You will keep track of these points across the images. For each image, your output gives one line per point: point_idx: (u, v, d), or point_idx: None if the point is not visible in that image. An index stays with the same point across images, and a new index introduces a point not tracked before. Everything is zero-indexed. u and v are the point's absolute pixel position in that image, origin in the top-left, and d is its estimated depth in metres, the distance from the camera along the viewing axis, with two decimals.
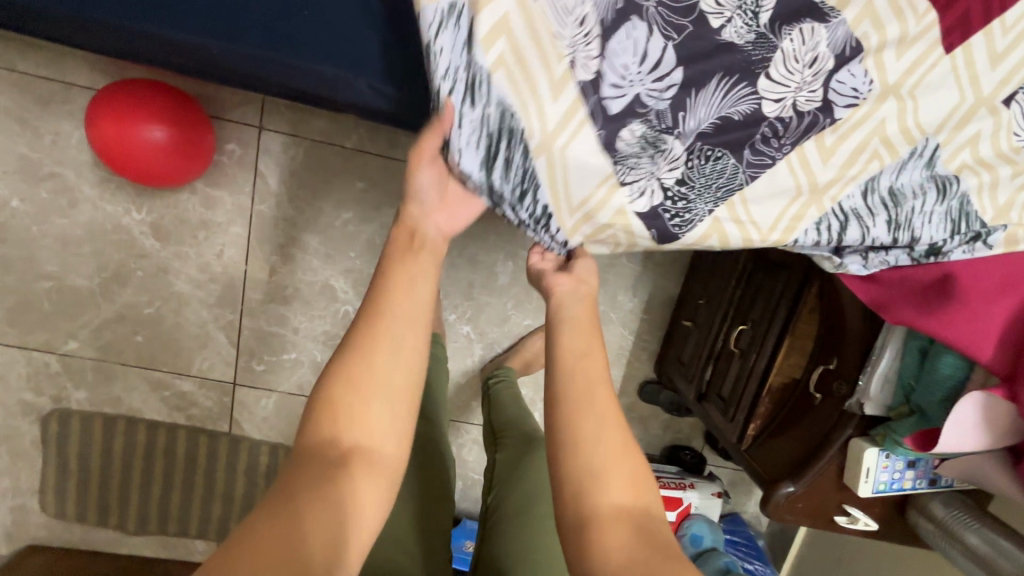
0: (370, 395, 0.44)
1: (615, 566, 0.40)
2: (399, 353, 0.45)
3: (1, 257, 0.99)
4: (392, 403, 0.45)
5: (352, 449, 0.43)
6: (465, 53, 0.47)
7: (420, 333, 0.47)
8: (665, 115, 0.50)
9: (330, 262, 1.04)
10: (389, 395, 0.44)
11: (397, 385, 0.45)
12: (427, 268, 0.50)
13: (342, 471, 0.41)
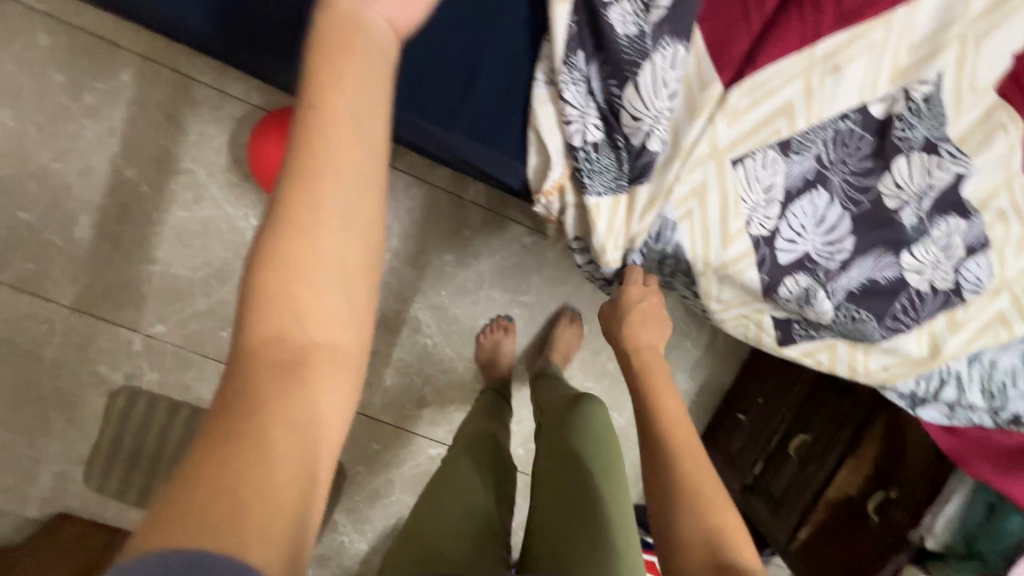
0: (314, 276, 0.34)
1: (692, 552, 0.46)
2: (334, 208, 0.35)
3: (116, 236, 1.04)
4: (338, 268, 0.35)
5: (305, 348, 0.34)
6: (659, 210, 0.57)
7: (368, 174, 0.36)
8: (829, 273, 0.59)
9: (422, 297, 1.11)
10: (338, 276, 0.35)
11: (344, 244, 0.35)
12: (373, 78, 0.37)
13: (294, 374, 0.33)
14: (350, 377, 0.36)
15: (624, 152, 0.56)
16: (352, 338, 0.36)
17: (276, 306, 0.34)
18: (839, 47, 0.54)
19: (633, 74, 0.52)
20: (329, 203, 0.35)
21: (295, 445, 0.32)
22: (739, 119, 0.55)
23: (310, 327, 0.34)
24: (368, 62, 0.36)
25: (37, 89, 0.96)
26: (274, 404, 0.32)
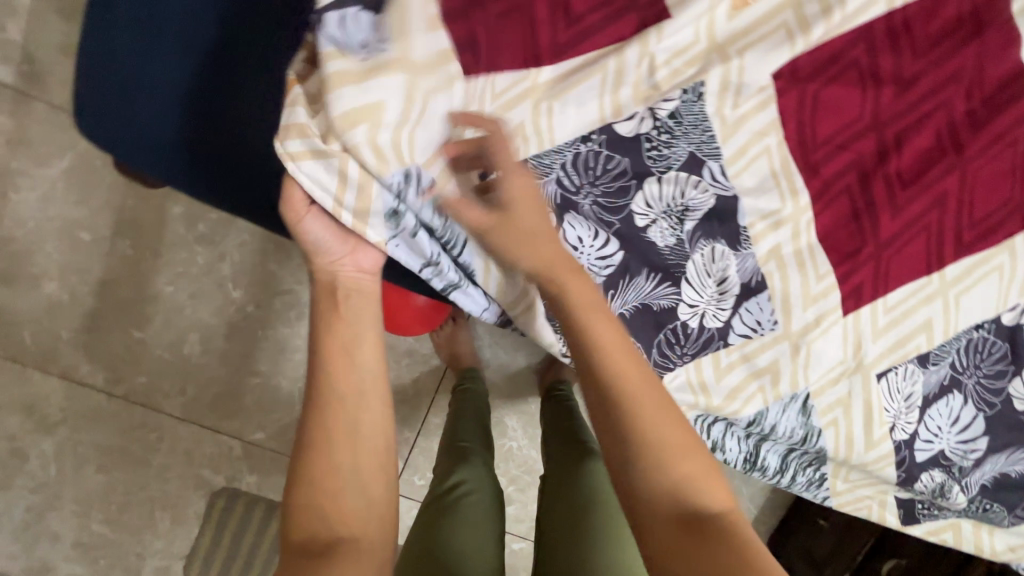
0: (338, 473, 0.47)
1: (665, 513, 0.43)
2: (362, 444, 0.49)
3: (222, 350, 1.08)
4: (362, 486, 0.47)
5: (337, 538, 0.44)
6: (801, 416, 0.60)
7: (367, 370, 0.51)
8: (963, 467, 0.62)
9: (508, 403, 1.15)
10: (355, 471, 0.47)
11: (370, 472, 0.48)
12: (354, 320, 0.52)
13: (327, 555, 0.43)
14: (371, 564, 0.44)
15: (686, 337, 0.58)
16: (372, 533, 0.46)
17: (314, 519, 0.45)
18: (963, 271, 0.58)
19: (681, 271, 0.56)
20: (356, 448, 0.48)
21: None
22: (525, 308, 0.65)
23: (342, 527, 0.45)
24: (347, 324, 0.52)
25: (157, 219, 1.02)
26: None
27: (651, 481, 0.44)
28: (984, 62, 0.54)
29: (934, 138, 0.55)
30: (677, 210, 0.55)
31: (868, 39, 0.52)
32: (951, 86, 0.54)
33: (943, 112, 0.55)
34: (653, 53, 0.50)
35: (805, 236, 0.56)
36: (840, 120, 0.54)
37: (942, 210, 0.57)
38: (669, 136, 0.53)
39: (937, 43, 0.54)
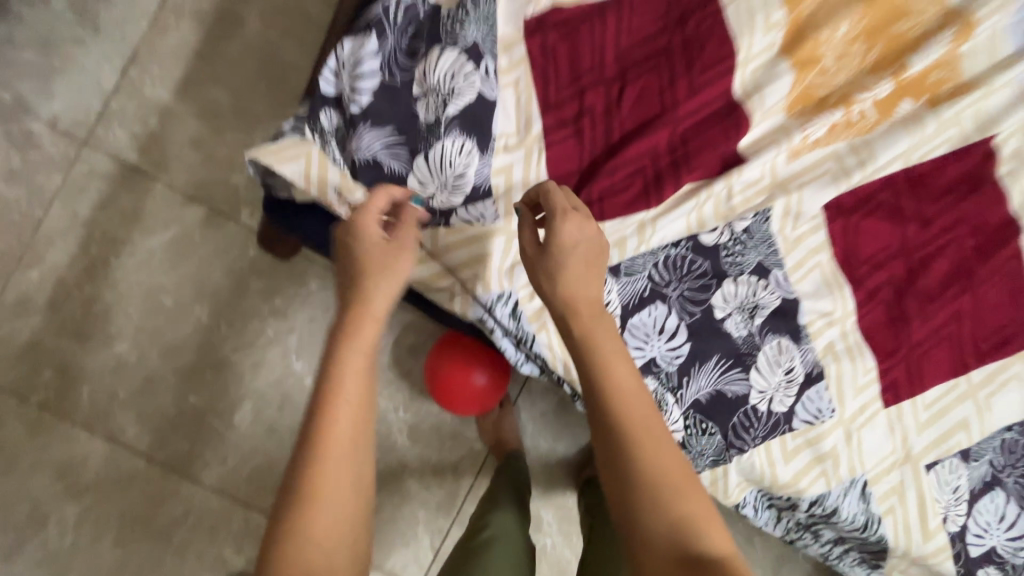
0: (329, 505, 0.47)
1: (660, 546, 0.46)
2: (337, 493, 0.48)
3: (273, 421, 1.11)
4: (345, 507, 0.48)
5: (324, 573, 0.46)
6: (862, 502, 0.65)
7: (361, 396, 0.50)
8: (1015, 566, 0.66)
9: (547, 495, 1.15)
10: (344, 503, 0.48)
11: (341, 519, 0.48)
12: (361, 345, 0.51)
13: None
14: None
15: (761, 421, 0.64)
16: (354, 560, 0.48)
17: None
18: (990, 378, 0.68)
19: (751, 360, 0.64)
20: (327, 496, 0.47)
21: None
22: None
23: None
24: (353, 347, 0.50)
25: (237, 292, 1.10)
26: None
27: (653, 522, 0.47)
28: (988, 208, 0.68)
29: (953, 263, 0.68)
30: (748, 306, 0.65)
31: (892, 185, 0.67)
32: (962, 224, 0.68)
33: (958, 244, 0.68)
34: (732, 187, 0.64)
35: (851, 335, 0.66)
36: (876, 245, 0.67)
37: (966, 324, 0.67)
38: (741, 247, 0.65)
39: (947, 192, 0.68)
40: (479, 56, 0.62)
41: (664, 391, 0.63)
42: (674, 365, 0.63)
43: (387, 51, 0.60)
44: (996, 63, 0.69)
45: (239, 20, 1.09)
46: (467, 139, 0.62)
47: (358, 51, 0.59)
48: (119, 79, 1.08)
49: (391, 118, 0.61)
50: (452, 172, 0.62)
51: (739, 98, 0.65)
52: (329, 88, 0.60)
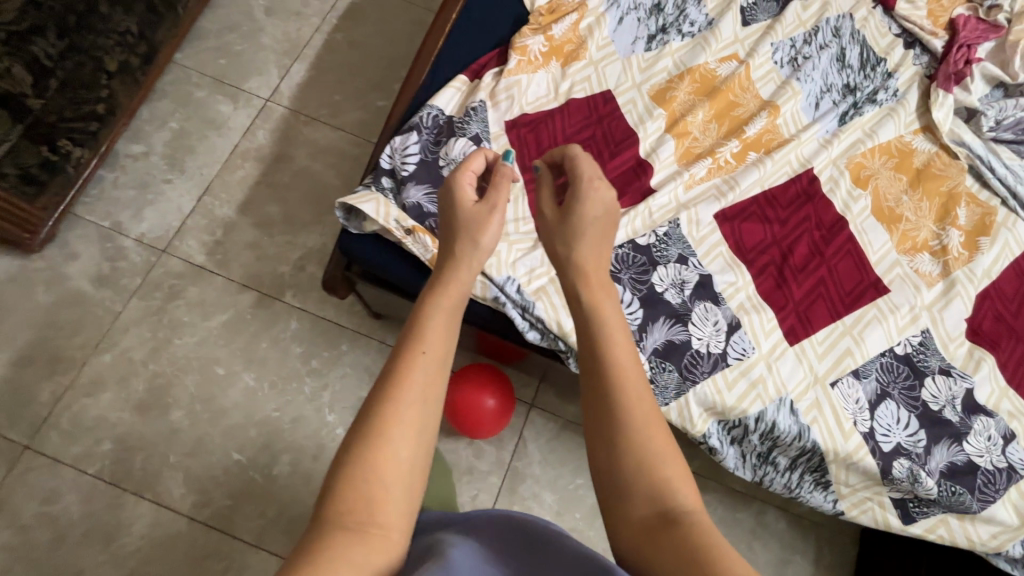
0: (396, 445, 0.57)
1: (641, 498, 0.57)
2: (405, 434, 0.57)
3: (308, 470, 1.24)
4: (411, 445, 0.57)
5: (376, 502, 0.55)
6: (792, 416, 0.87)
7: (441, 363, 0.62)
8: (921, 457, 0.87)
9: (559, 519, 1.26)
10: (410, 443, 0.57)
11: (401, 469, 0.56)
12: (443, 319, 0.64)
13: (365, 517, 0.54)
14: (395, 531, 0.55)
15: (703, 360, 0.88)
16: (403, 495, 0.56)
17: (358, 511, 0.54)
18: (857, 320, 0.95)
19: (688, 318, 0.91)
20: (398, 439, 0.57)
21: (371, 548, 0.52)
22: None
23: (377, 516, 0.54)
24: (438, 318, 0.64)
25: (280, 358, 1.31)
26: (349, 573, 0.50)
27: (638, 482, 0.57)
28: (821, 211, 1.03)
29: (809, 246, 0.99)
30: (678, 282, 0.93)
31: (755, 201, 1.01)
32: (807, 221, 1.01)
33: (808, 234, 1.00)
34: (651, 207, 0.97)
35: (752, 296, 0.94)
36: (755, 238, 0.99)
37: (828, 285, 0.97)
38: (665, 244, 0.95)
39: (791, 203, 1.02)
40: (480, 140, 0.95)
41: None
42: (635, 325, 0.89)
43: (422, 141, 0.93)
44: (802, 128, 1.09)
45: (289, 158, 1.48)
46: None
47: (405, 142, 0.92)
48: (196, 205, 1.41)
49: (427, 178, 0.91)
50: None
51: (644, 157, 1.01)
52: (386, 164, 0.92)
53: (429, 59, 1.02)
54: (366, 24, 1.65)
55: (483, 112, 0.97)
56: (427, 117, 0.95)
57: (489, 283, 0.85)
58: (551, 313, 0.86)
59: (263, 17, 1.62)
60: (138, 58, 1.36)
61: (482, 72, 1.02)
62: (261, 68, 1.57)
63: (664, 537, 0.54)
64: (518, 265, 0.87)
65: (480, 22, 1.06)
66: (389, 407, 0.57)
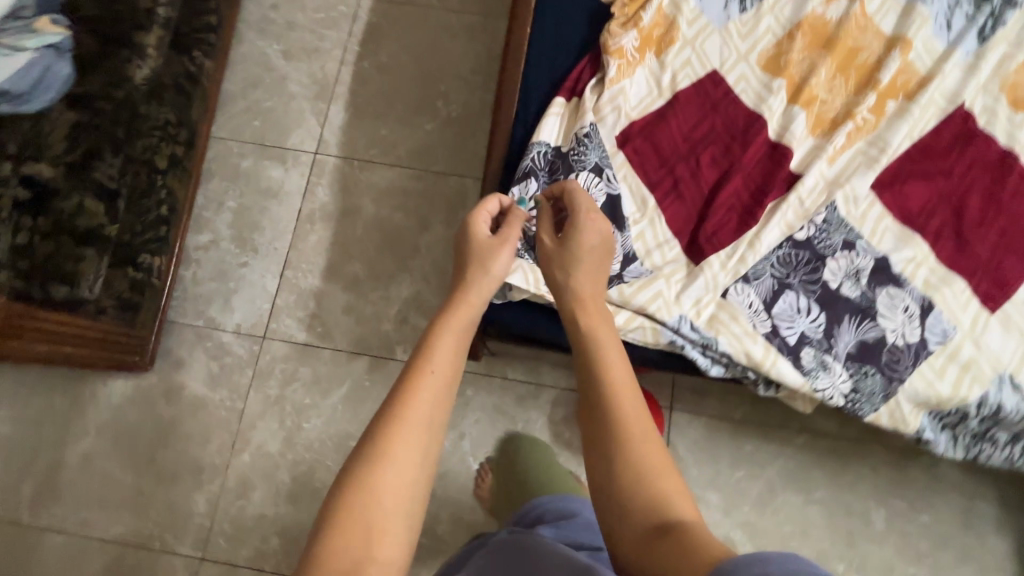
0: (401, 453, 0.61)
1: (639, 510, 0.57)
2: (410, 445, 0.61)
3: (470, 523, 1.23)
4: (417, 451, 0.61)
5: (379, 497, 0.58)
6: (1016, 393, 0.80)
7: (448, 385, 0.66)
8: None
9: (729, 516, 1.23)
10: (415, 453, 0.61)
11: (399, 489, 0.59)
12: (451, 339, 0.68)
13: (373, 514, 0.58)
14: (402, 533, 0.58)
15: (904, 353, 0.80)
16: (408, 497, 0.60)
17: (361, 533, 0.57)
18: None
19: (874, 311, 0.83)
20: (403, 449, 0.61)
21: (378, 542, 0.57)
22: (779, 375, 0.79)
23: (380, 542, 0.57)
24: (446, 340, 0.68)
25: None
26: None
27: (635, 495, 0.58)
28: (987, 150, 0.91)
29: (982, 194, 0.88)
30: (852, 271, 0.84)
31: (909, 157, 0.90)
32: (974, 165, 0.90)
33: (979, 180, 0.89)
34: (800, 196, 0.87)
35: (936, 268, 0.85)
36: (921, 200, 0.88)
37: (1016, 233, 0.87)
38: (826, 233, 0.86)
39: (951, 149, 0.91)
40: (601, 167, 0.86)
41: (822, 353, 0.80)
42: (820, 332, 0.81)
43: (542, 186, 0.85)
44: (939, 57, 0.95)
45: (357, 210, 1.41)
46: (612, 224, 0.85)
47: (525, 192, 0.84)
48: (279, 281, 1.37)
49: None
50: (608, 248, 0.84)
51: (776, 140, 0.90)
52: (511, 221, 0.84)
53: (516, 87, 0.92)
54: (390, 44, 1.53)
55: (596, 135, 0.87)
56: (539, 157, 0.86)
57: (661, 328, 0.79)
58: (738, 345, 0.79)
59: (284, 63, 1.52)
60: (183, 147, 1.30)
61: (579, 89, 0.91)
62: (298, 119, 1.48)
63: (659, 548, 0.54)
64: (683, 298, 0.80)
65: (558, 30, 0.94)
66: (397, 421, 0.62)
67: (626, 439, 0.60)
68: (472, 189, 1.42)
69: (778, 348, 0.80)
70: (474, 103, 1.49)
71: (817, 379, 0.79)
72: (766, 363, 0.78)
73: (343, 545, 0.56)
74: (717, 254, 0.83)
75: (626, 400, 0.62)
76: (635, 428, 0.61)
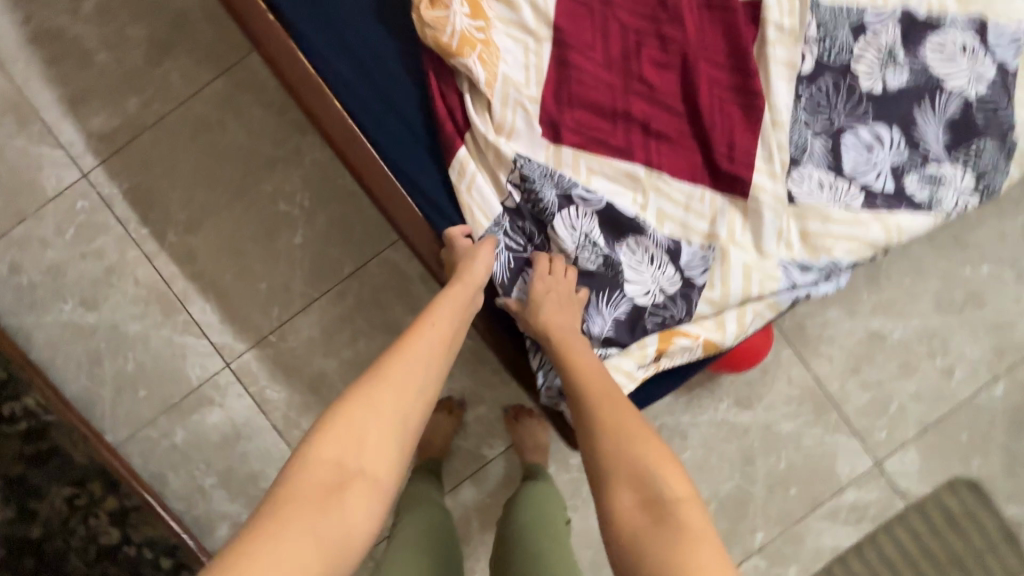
0: (402, 388, 0.61)
1: (630, 500, 0.54)
2: (407, 380, 0.62)
3: None
4: (419, 388, 0.62)
5: (377, 402, 0.59)
6: None
7: (441, 352, 0.66)
8: None
9: (857, 315, 1.18)
10: (408, 391, 0.61)
11: (394, 411, 0.59)
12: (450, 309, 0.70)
13: (368, 417, 0.58)
14: (382, 468, 0.57)
15: (982, 105, 0.77)
16: (402, 424, 0.60)
17: (344, 447, 0.56)
18: None
19: (936, 88, 0.77)
20: (402, 381, 0.61)
21: (366, 449, 0.56)
22: (908, 230, 0.75)
23: (360, 464, 0.56)
24: (445, 310, 0.69)
25: None
26: (320, 504, 0.51)
27: (626, 488, 0.55)
28: None
29: None
30: (886, 58, 0.76)
31: None
32: None
33: None
34: (776, 21, 0.74)
35: None
36: None
37: None
38: (836, 37, 0.75)
39: None
40: (571, 199, 0.73)
41: (924, 168, 0.76)
42: (908, 146, 0.76)
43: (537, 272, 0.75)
44: None
45: (323, 376, 1.16)
46: (631, 238, 0.74)
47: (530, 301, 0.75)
48: None
49: (590, 289, 0.74)
50: (648, 265, 0.73)
51: None
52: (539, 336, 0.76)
53: (386, 174, 0.77)
54: (171, 193, 1.15)
55: (534, 168, 0.73)
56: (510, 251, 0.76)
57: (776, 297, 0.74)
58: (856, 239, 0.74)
59: (96, 314, 1.15)
60: (107, 496, 1.03)
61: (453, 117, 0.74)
62: (174, 352, 1.16)
63: (658, 535, 0.50)
64: (765, 247, 0.74)
65: (370, 82, 0.77)
66: (397, 353, 0.64)
67: (619, 434, 0.59)
68: (399, 257, 1.16)
69: (889, 207, 0.75)
70: (314, 173, 1.16)
71: (939, 197, 0.76)
72: (894, 234, 0.74)
73: (331, 437, 0.56)
74: (758, 168, 0.73)
75: (614, 402, 0.63)
76: (625, 428, 0.59)
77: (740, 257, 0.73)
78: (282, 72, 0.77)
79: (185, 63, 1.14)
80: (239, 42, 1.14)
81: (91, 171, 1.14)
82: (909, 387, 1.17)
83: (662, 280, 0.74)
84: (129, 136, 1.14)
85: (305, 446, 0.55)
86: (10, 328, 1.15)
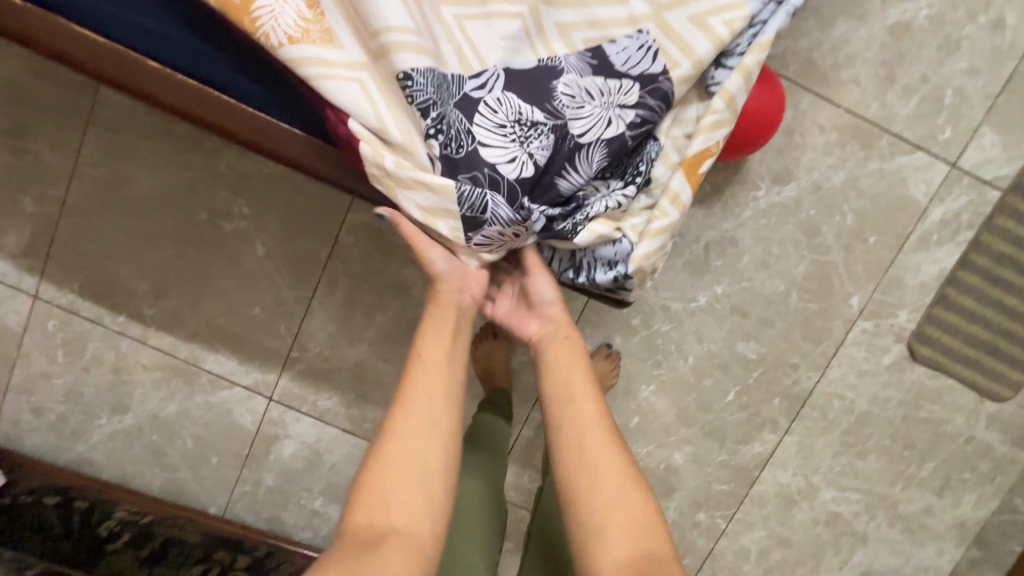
0: (420, 439, 0.60)
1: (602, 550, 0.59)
2: (422, 429, 0.61)
3: (761, 320, 1.09)
4: (434, 436, 0.61)
5: (398, 458, 0.59)
6: None
7: (451, 397, 0.65)
8: None
9: (870, 15, 0.98)
10: (428, 439, 0.61)
11: (416, 461, 0.59)
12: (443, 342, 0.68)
13: (393, 474, 0.58)
14: (422, 522, 0.56)
15: None
16: (430, 474, 0.59)
17: (374, 510, 0.56)
18: None
19: None
20: (417, 430, 0.61)
21: (398, 504, 0.56)
22: None
23: (395, 521, 0.55)
24: (434, 342, 0.67)
25: (627, 359, 1.12)
26: (358, 564, 0.51)
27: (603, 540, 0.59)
28: None
29: None
30: None
31: None
32: None
33: None
34: None
35: None
36: None
37: None
38: None
39: None
40: (466, 101, 0.63)
41: None
42: None
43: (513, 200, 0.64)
44: None
45: (361, 364, 1.12)
46: (559, 82, 0.64)
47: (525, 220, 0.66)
48: None
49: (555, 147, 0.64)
50: (592, 100, 0.64)
51: None
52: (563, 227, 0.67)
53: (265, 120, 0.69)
54: (121, 269, 1.08)
55: (418, 100, 0.61)
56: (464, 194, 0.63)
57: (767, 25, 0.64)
58: None
59: (133, 413, 1.14)
60: (238, 556, 1.05)
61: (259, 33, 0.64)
62: (219, 411, 1.13)
63: None
64: None
65: (195, 30, 0.67)
66: (405, 402, 0.63)
67: (599, 477, 0.63)
68: (365, 216, 1.05)
69: None
70: (233, 177, 1.04)
71: None
72: None
73: (364, 502, 0.56)
74: None
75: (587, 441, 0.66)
76: (602, 474, 0.63)
77: (681, 13, 0.64)
78: (106, 74, 0.67)
79: (47, 134, 1.02)
80: (80, 81, 1.00)
81: (39, 288, 1.08)
82: (961, 65, 0.99)
83: (619, 98, 0.64)
84: (49, 237, 1.06)
85: (345, 517, 0.56)
86: (71, 462, 1.15)
